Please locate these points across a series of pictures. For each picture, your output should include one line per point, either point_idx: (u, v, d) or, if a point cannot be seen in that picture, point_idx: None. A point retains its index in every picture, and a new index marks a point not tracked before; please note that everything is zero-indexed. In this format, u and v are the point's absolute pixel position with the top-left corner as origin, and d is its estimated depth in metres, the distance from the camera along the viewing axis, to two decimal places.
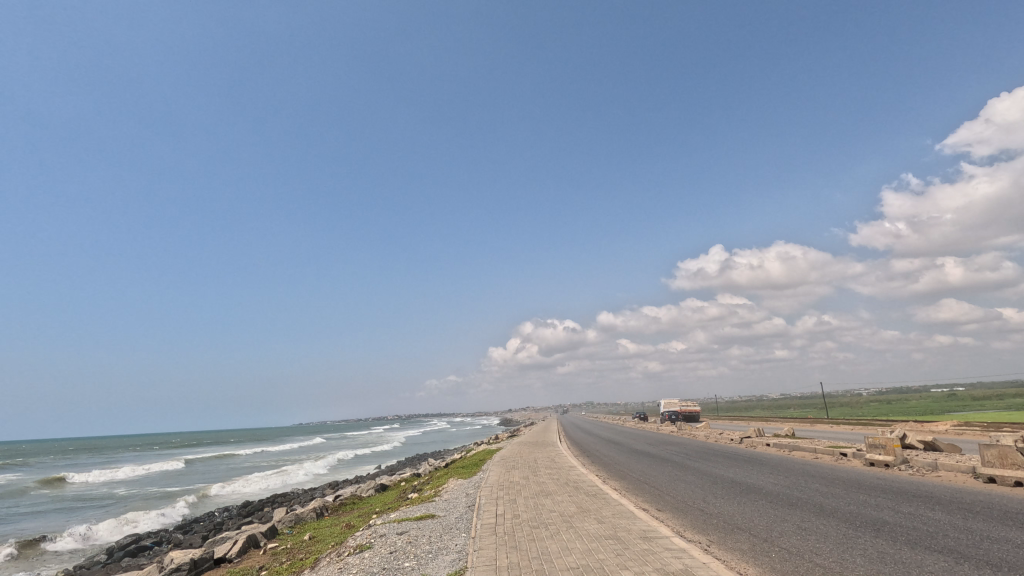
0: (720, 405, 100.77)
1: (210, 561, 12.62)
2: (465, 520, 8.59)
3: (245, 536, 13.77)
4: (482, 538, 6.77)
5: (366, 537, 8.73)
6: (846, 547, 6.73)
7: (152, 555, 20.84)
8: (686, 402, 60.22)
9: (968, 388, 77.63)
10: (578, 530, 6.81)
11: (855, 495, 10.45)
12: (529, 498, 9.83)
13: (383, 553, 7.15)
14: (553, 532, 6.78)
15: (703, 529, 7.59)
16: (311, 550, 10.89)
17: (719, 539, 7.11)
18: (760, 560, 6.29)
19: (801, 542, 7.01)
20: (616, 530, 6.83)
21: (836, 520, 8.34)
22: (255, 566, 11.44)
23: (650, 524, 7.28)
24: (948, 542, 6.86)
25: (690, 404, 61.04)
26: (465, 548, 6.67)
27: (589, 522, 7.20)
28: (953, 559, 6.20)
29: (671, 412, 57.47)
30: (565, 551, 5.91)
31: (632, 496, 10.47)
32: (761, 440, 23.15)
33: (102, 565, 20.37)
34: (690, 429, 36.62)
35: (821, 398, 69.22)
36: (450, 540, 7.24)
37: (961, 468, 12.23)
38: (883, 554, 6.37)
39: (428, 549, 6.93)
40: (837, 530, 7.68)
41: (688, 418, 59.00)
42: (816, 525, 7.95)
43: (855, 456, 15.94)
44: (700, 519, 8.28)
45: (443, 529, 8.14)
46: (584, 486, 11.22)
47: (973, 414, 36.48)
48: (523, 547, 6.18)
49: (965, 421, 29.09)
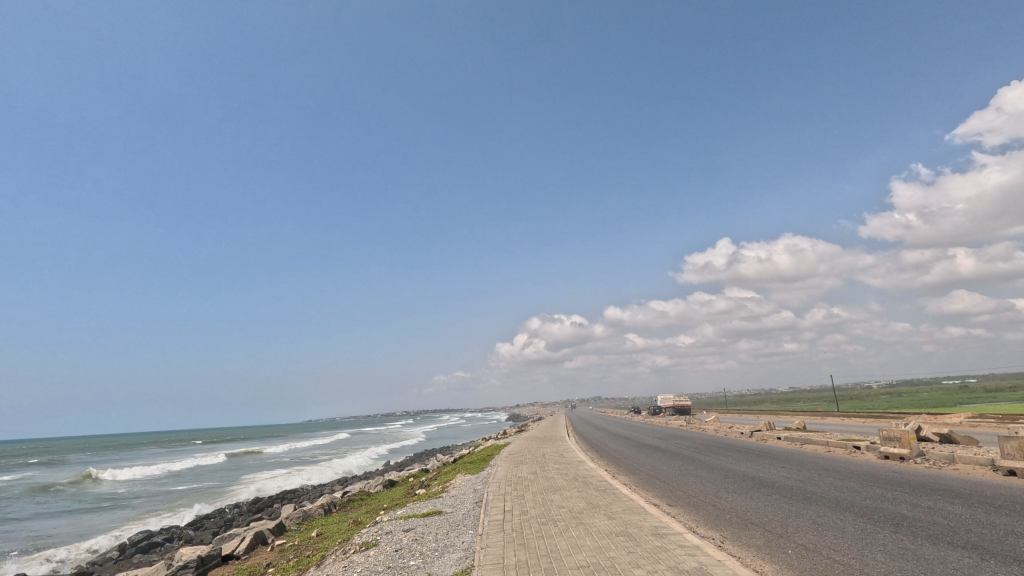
0: (729, 400, 100.67)
1: (217, 558, 12.64)
2: (473, 516, 8.44)
3: (252, 533, 13.75)
4: (490, 535, 6.62)
5: (372, 535, 8.61)
6: (865, 543, 6.51)
7: (163, 552, 21.03)
8: (678, 398, 62.49)
9: (980, 381, 75.28)
10: (589, 526, 6.62)
11: (870, 489, 10.27)
12: (537, 494, 9.68)
13: (388, 551, 7.00)
14: (562, 529, 6.62)
15: (715, 525, 7.41)
16: (318, 547, 10.87)
17: (733, 534, 6.95)
18: (777, 556, 6.10)
19: (818, 538, 6.81)
20: (627, 526, 6.66)
21: (852, 514, 8.13)
22: (263, 563, 11.43)
23: (662, 520, 7.10)
24: (972, 537, 6.64)
25: (685, 400, 62.89)
26: (471, 545, 6.53)
27: (600, 519, 7.04)
28: (978, 554, 5.99)
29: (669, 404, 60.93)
30: (575, 547, 5.75)
31: (641, 491, 10.26)
32: (771, 434, 22.87)
33: (114, 561, 20.58)
34: (698, 425, 34.33)
35: (830, 391, 68.68)
36: (457, 537, 7.09)
37: (978, 460, 12.00)
38: (904, 550, 6.15)
39: (433, 547, 6.77)
40: (855, 525, 7.45)
41: (682, 412, 60.29)
42: (834, 521, 7.71)
43: (868, 449, 15.75)
44: (712, 514, 8.10)
45: (450, 526, 7.99)
46: (593, 481, 11.08)
47: (987, 407, 35.69)
48: (532, 543, 6.03)
49: (973, 420, 23.79)
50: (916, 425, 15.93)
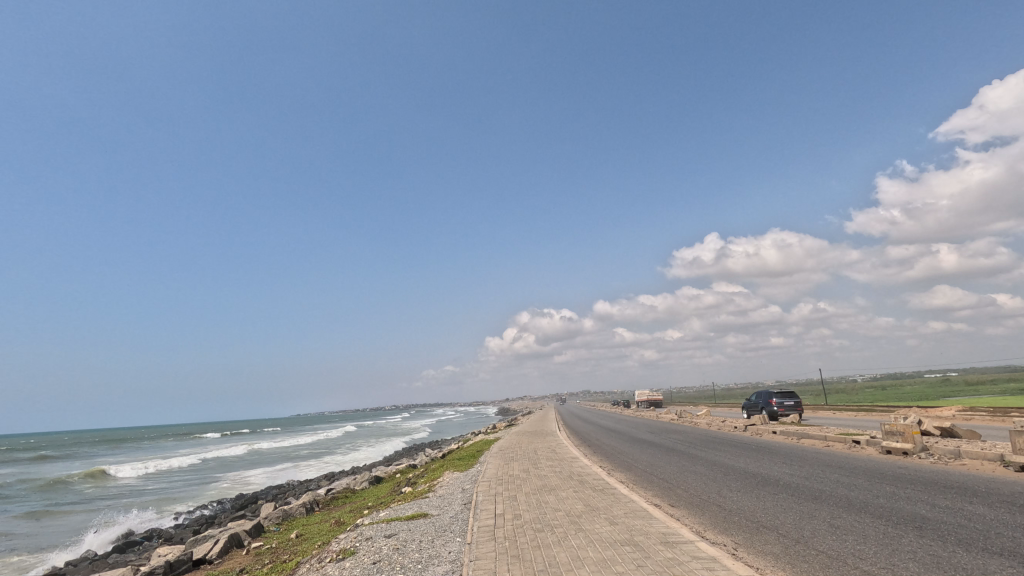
0: (716, 392, 101.23)
1: (188, 562, 11.90)
2: (461, 521, 7.81)
3: (227, 535, 13.02)
4: (480, 545, 5.93)
5: (350, 541, 7.91)
6: (892, 550, 5.94)
7: (140, 552, 20.27)
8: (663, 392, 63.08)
9: (962, 375, 75.80)
10: (590, 534, 5.98)
11: (881, 486, 9.76)
12: (531, 494, 9.05)
13: (366, 564, 6.29)
14: (560, 537, 5.97)
15: (726, 528, 6.86)
16: (295, 551, 10.19)
17: (745, 540, 6.39)
18: (799, 566, 5.54)
19: (838, 543, 6.26)
20: (632, 533, 6.02)
21: (869, 515, 7.59)
22: (236, 568, 10.70)
23: (670, 525, 6.50)
24: (1005, 542, 6.11)
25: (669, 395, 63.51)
26: (459, 557, 5.84)
27: (601, 524, 6.40)
28: (1019, 564, 5.41)
29: (655, 398, 61.49)
30: (576, 562, 5.06)
31: (642, 490, 9.70)
32: (767, 427, 22.54)
33: (89, 561, 19.75)
34: (687, 419, 34.28)
35: (819, 385, 69.27)
36: (443, 547, 6.40)
37: (986, 456, 11.55)
38: (937, 558, 5.59)
39: (416, 559, 6.07)
40: (876, 528, 6.91)
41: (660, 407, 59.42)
42: (851, 523, 7.17)
43: (868, 444, 15.30)
44: (720, 517, 7.52)
45: (436, 532, 7.33)
46: (589, 480, 10.41)
47: (971, 399, 36.04)
48: (527, 556, 5.35)
49: (963, 414, 23.80)
50: (917, 419, 15.53)
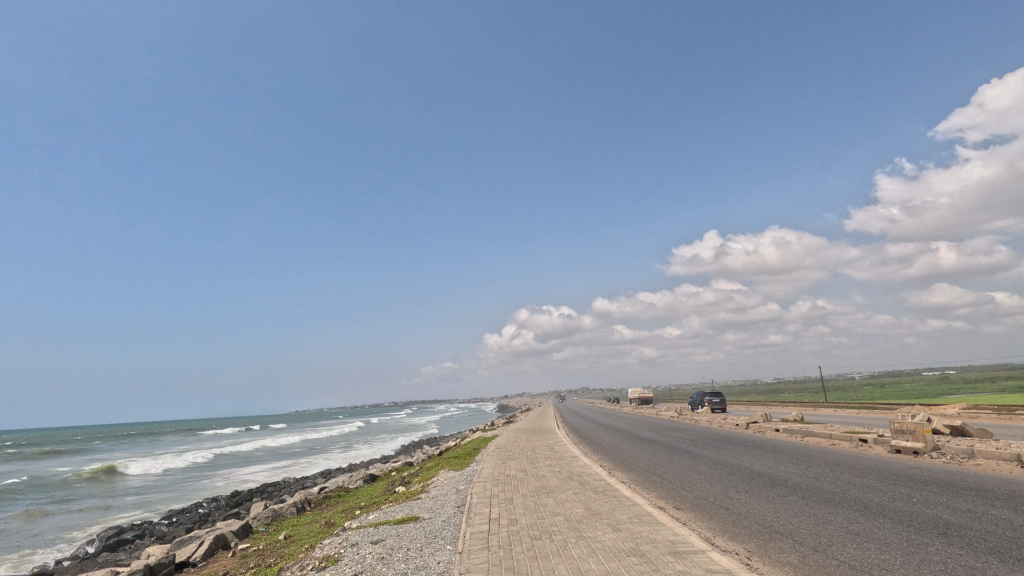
0: None
1: (171, 565, 11.43)
2: (452, 526, 7.34)
3: (212, 536, 12.52)
4: (472, 554, 5.46)
5: (335, 547, 7.44)
6: (918, 559, 5.47)
7: (130, 551, 19.81)
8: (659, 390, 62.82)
9: (963, 372, 75.41)
10: (591, 542, 5.51)
11: (896, 488, 9.27)
12: (528, 497, 8.56)
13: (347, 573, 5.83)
14: (559, 546, 5.49)
15: (736, 534, 6.41)
16: (282, 553, 9.73)
17: (759, 548, 5.91)
18: None
19: (859, 551, 5.80)
20: (637, 541, 5.54)
21: (888, 520, 7.10)
22: (220, 571, 10.23)
23: (677, 531, 6.02)
24: None
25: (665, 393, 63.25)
26: (450, 567, 5.36)
27: (603, 532, 5.90)
28: None
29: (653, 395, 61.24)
30: None
31: (644, 492, 9.19)
32: (769, 425, 22.11)
33: (76, 561, 19.28)
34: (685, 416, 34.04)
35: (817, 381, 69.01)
36: (432, 556, 5.91)
37: (1002, 456, 11.09)
38: (971, 570, 5.11)
39: (401, 570, 5.58)
40: (898, 534, 6.45)
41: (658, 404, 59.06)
42: (870, 528, 6.71)
43: (877, 443, 14.83)
44: (729, 521, 7.08)
45: (425, 538, 6.84)
46: (590, 480, 9.92)
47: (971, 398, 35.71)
48: (522, 568, 4.86)
49: (967, 412, 23.43)
50: (927, 419, 15.05)
